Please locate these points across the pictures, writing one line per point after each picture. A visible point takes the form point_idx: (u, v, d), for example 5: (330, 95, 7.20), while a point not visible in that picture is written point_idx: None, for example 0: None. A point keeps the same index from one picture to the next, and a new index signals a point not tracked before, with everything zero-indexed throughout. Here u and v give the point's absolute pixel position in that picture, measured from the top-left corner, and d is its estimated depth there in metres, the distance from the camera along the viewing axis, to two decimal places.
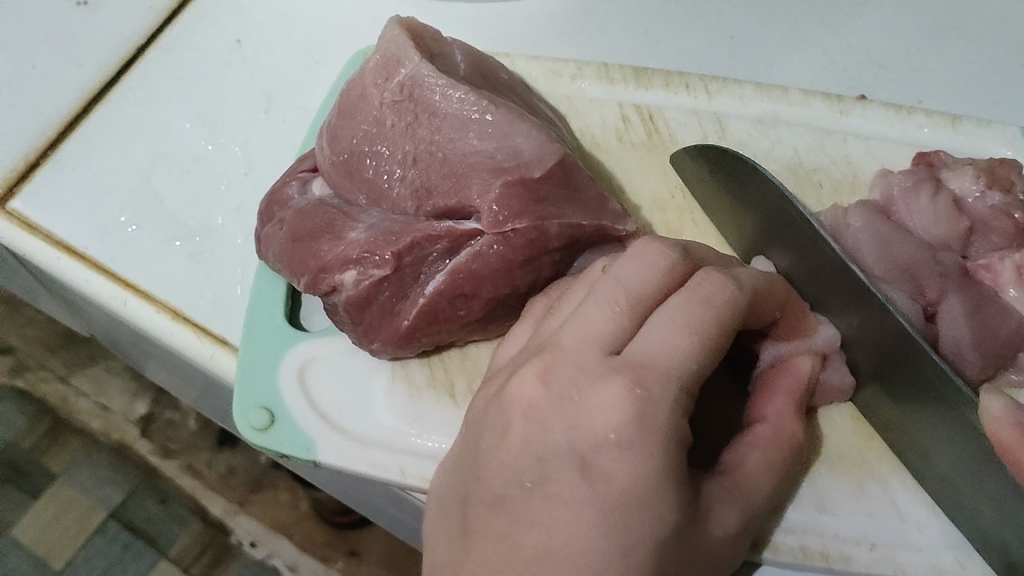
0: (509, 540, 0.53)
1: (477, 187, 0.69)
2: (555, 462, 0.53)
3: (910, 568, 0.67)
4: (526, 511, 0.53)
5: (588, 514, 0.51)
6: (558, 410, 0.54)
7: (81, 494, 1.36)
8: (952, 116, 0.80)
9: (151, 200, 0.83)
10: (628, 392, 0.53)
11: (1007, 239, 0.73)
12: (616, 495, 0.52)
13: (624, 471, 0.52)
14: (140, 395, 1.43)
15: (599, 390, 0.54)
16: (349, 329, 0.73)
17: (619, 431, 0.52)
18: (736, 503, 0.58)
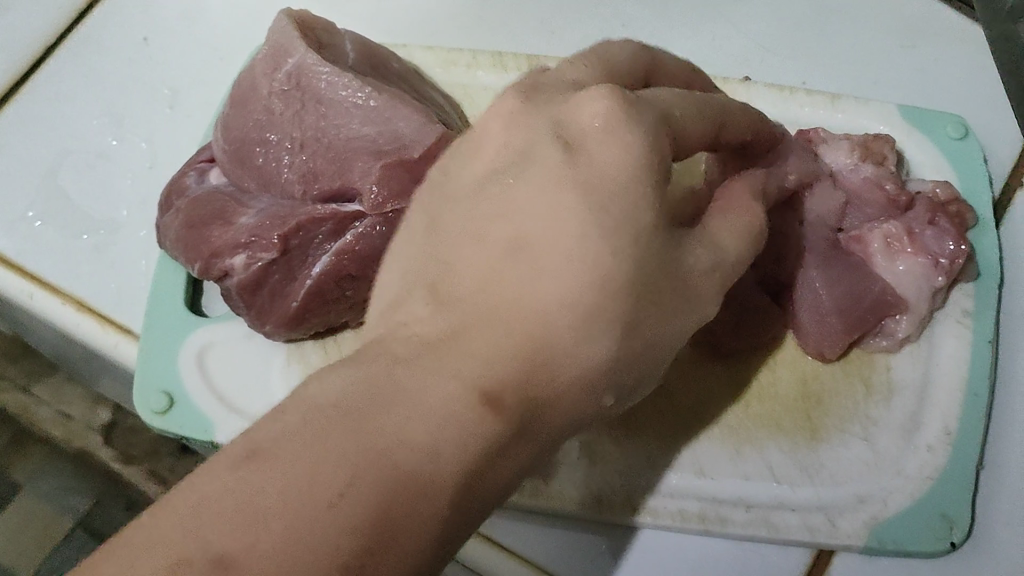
0: (364, 424, 0.41)
1: (360, 169, 0.72)
2: (465, 235, 0.47)
3: (784, 527, 0.70)
4: (405, 364, 0.44)
5: (487, 290, 0.46)
6: (484, 196, 0.48)
7: (46, 506, 1.35)
8: (832, 94, 0.83)
9: (59, 195, 0.85)
10: (589, 148, 0.46)
11: (881, 210, 0.76)
12: (527, 315, 0.45)
13: (539, 242, 0.45)
14: (99, 402, 1.36)
15: (528, 177, 0.46)
16: (243, 311, 0.75)
17: (545, 223, 0.45)
18: (692, 269, 0.49)
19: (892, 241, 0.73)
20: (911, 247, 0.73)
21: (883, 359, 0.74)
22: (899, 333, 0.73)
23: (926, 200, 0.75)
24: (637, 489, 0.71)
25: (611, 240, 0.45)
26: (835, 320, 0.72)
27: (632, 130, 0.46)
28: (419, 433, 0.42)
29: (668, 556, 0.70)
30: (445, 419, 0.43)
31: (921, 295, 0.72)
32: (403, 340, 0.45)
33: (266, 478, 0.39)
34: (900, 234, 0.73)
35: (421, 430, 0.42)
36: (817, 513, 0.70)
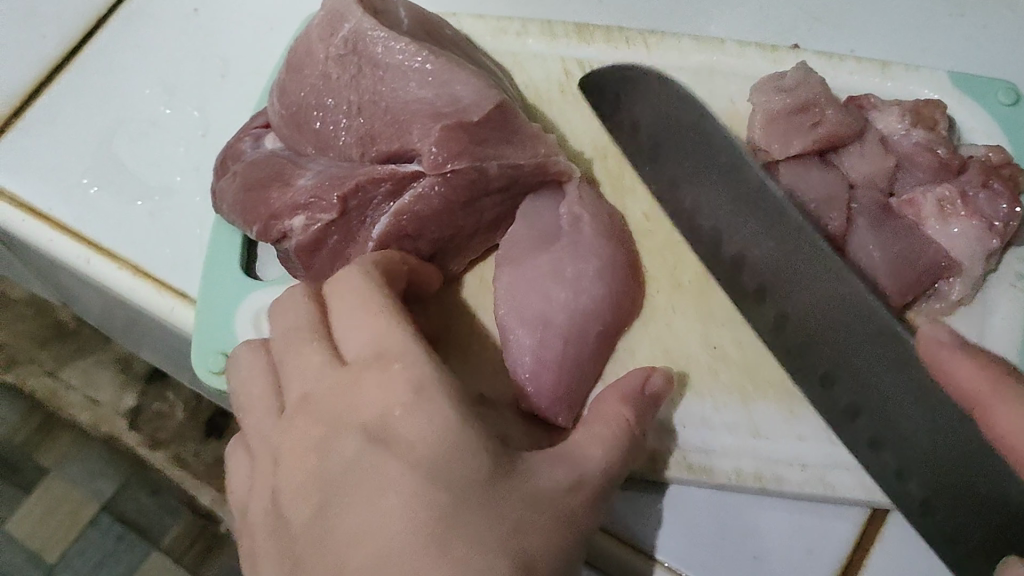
0: (347, 539, 0.54)
1: (417, 132, 0.72)
2: (344, 431, 0.58)
3: (840, 485, 0.70)
4: (344, 497, 0.55)
5: (399, 474, 0.54)
6: (345, 393, 0.60)
7: (73, 490, 1.30)
8: (882, 61, 0.83)
9: (113, 162, 0.86)
10: (408, 416, 0.57)
11: (932, 174, 0.76)
12: (437, 485, 0.54)
13: (417, 427, 0.56)
14: (127, 387, 1.40)
15: (366, 376, 0.60)
16: (301, 274, 0.77)
17: (401, 405, 0.57)
18: (559, 464, 0.58)
19: (946, 205, 0.74)
20: (964, 210, 0.73)
21: (935, 321, 0.74)
22: (953, 295, 0.73)
23: (979, 164, 0.75)
24: (693, 449, 0.72)
25: (454, 458, 0.55)
26: (886, 280, 0.73)
27: (437, 406, 0.57)
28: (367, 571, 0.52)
29: (720, 514, 0.71)
30: (450, 459, 0.55)
31: (975, 257, 0.72)
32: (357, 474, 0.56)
33: (349, 555, 0.53)
34: (954, 197, 0.74)
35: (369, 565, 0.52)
36: None
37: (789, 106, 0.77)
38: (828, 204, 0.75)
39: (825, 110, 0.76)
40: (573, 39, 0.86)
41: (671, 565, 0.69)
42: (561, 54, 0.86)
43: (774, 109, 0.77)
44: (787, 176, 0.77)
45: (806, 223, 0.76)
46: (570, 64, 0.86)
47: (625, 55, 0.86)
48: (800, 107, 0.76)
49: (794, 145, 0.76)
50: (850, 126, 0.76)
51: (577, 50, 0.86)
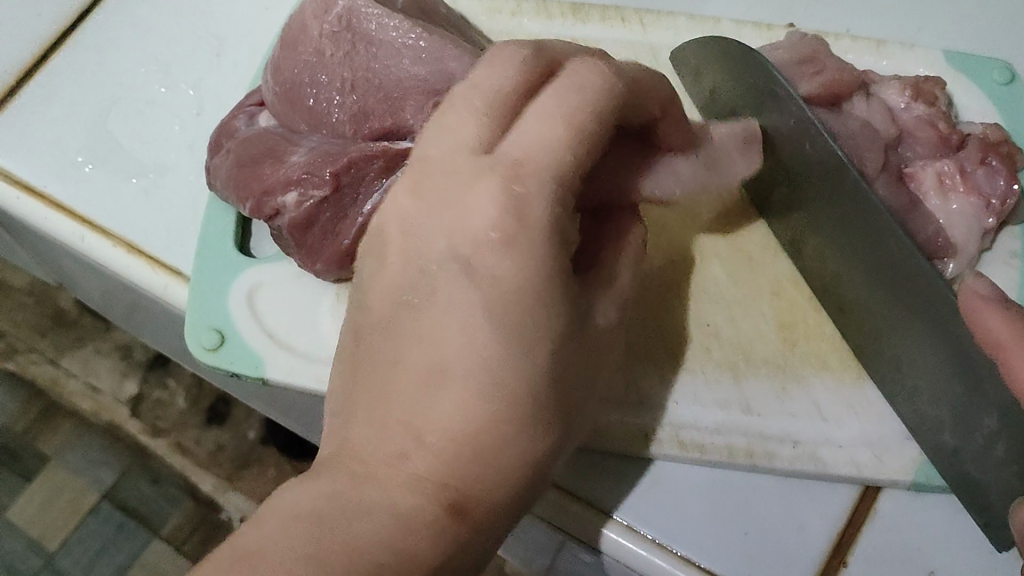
0: (420, 377, 0.55)
1: (411, 109, 0.73)
2: (433, 274, 0.56)
3: (832, 462, 0.70)
4: (419, 329, 0.56)
5: (477, 305, 0.54)
6: (437, 213, 0.57)
7: (74, 476, 1.44)
8: (876, 40, 0.83)
9: (108, 141, 0.86)
10: (501, 246, 0.55)
11: (932, 149, 0.77)
12: (511, 358, 0.54)
13: (508, 266, 0.54)
14: (128, 374, 1.50)
15: (477, 192, 0.56)
16: (294, 252, 0.76)
17: (496, 232, 0.55)
18: (615, 298, 0.63)
19: (945, 179, 0.74)
20: (963, 186, 0.74)
21: None
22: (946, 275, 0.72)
23: (977, 142, 0.76)
24: (685, 425, 0.72)
25: (536, 297, 0.55)
26: None
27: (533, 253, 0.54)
28: (448, 395, 0.53)
29: (717, 495, 0.70)
30: (532, 297, 0.55)
31: (970, 234, 0.72)
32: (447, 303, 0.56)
33: (407, 378, 0.55)
34: (953, 171, 0.74)
35: (450, 390, 0.53)
36: (863, 449, 0.71)
37: (792, 61, 0.78)
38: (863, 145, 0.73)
39: (826, 63, 0.77)
40: (568, 18, 0.86)
41: (662, 540, 0.68)
42: (556, 33, 0.86)
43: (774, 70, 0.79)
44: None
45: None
46: (565, 43, 0.86)
47: (620, 34, 0.86)
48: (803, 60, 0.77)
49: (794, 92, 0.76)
50: (850, 79, 0.76)
51: (572, 29, 0.86)
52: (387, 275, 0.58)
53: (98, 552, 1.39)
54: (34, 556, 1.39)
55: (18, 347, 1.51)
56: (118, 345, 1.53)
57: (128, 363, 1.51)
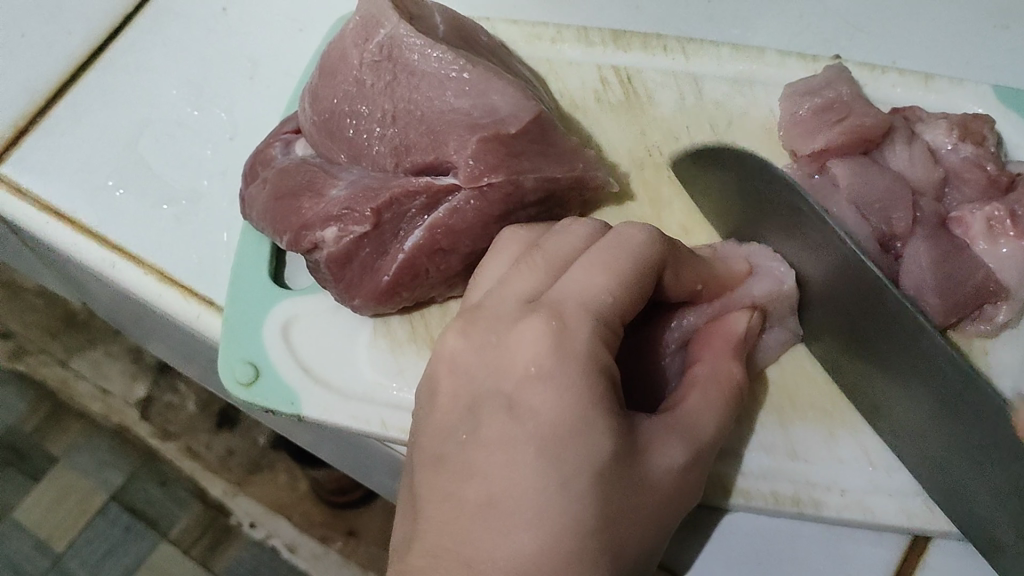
0: (455, 491, 0.54)
1: (455, 143, 0.71)
2: (483, 405, 0.56)
3: (880, 511, 0.68)
4: (463, 460, 0.55)
5: (519, 446, 0.53)
6: (481, 356, 0.58)
7: (82, 478, 1.47)
8: (925, 74, 0.81)
9: (138, 165, 0.85)
10: (536, 383, 0.54)
11: (980, 191, 0.75)
12: (567, 453, 0.52)
13: (546, 399, 0.54)
14: (138, 377, 1.52)
15: (519, 330, 0.57)
16: (331, 286, 0.74)
17: (536, 369, 0.54)
18: (680, 435, 0.58)
19: (994, 224, 0.72)
20: (1013, 230, 0.72)
21: (980, 345, 0.72)
22: (998, 318, 0.71)
23: None
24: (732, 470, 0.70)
25: (579, 484, 0.52)
26: (934, 299, 0.69)
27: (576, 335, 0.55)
28: (498, 524, 0.52)
29: (761, 543, 0.69)
30: (565, 425, 0.53)
31: (1022, 278, 0.70)
32: (500, 418, 0.55)
33: (470, 495, 0.54)
34: (1003, 216, 0.72)
35: (499, 521, 0.52)
36: (914, 498, 0.69)
37: (814, 109, 0.77)
38: (890, 205, 0.72)
39: (849, 107, 0.75)
40: (609, 45, 0.85)
41: None
42: (597, 61, 0.85)
43: (799, 115, 0.78)
44: (845, 174, 0.74)
45: (868, 223, 0.72)
46: (606, 71, 0.84)
47: (662, 63, 0.84)
48: (826, 106, 0.76)
49: (815, 141, 0.75)
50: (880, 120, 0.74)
51: (613, 57, 0.85)
52: (451, 343, 0.60)
53: (106, 554, 1.43)
54: (41, 555, 1.43)
55: (30, 348, 1.53)
56: (128, 348, 1.53)
57: (139, 365, 1.53)
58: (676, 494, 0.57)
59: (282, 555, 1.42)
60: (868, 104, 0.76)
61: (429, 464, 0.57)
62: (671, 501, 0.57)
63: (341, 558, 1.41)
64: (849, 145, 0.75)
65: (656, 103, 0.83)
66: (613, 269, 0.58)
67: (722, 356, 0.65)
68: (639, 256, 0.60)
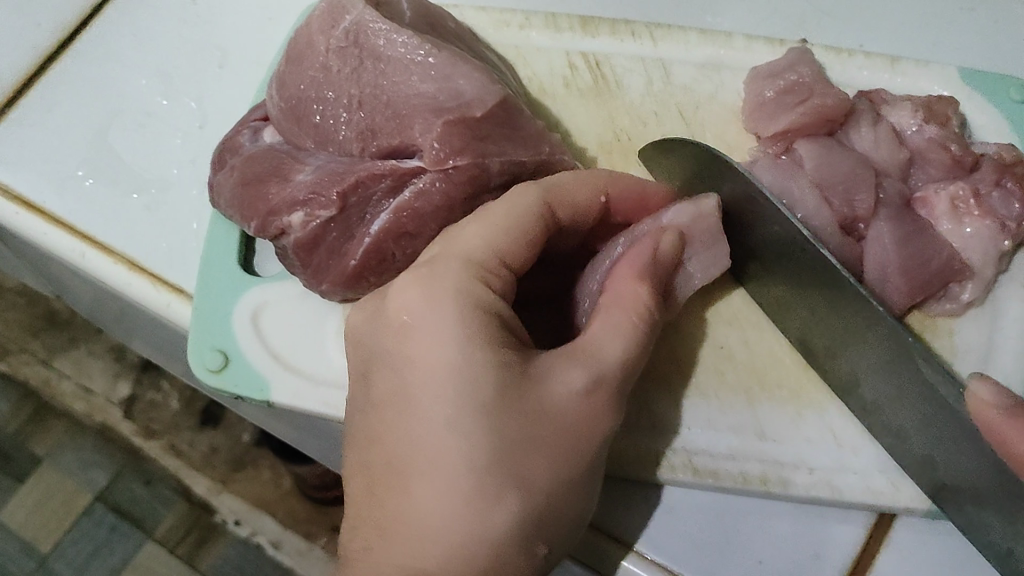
0: (372, 455, 0.59)
1: (420, 126, 0.71)
2: (376, 368, 0.61)
3: (848, 490, 0.69)
4: (375, 425, 0.59)
5: (414, 398, 0.58)
6: (371, 324, 0.62)
7: (67, 478, 1.48)
8: (890, 57, 0.82)
9: (108, 155, 0.85)
10: (420, 330, 0.59)
11: (944, 171, 0.75)
12: (452, 389, 0.56)
13: (423, 344, 0.58)
14: (121, 376, 1.53)
15: (397, 289, 0.61)
16: (299, 271, 0.74)
17: (410, 313, 0.60)
18: (578, 362, 0.59)
19: (959, 203, 0.73)
20: (977, 209, 0.72)
21: (945, 325, 0.73)
22: (964, 297, 0.72)
23: (992, 161, 0.74)
24: (698, 450, 0.71)
25: (475, 421, 0.56)
26: (899, 278, 0.70)
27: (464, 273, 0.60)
28: (416, 478, 0.56)
29: (731, 523, 0.69)
30: (444, 368, 0.57)
31: (986, 258, 0.71)
32: (387, 373, 0.60)
33: (380, 457, 0.58)
34: (967, 196, 0.73)
35: (416, 475, 0.56)
36: (879, 476, 0.69)
37: (776, 91, 0.77)
38: (854, 186, 0.72)
39: (811, 87, 0.76)
40: (577, 32, 0.85)
41: (675, 566, 0.67)
42: (566, 47, 0.85)
43: (763, 99, 0.78)
44: (810, 157, 0.74)
45: (833, 206, 0.72)
46: (575, 56, 0.85)
47: (630, 48, 0.84)
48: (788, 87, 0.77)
49: (777, 124, 0.76)
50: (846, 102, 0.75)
51: (581, 43, 0.85)
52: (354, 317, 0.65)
53: (91, 555, 1.43)
54: (26, 557, 1.43)
55: (11, 348, 1.53)
56: (110, 346, 1.54)
57: (121, 363, 1.54)
58: (593, 418, 0.58)
59: (267, 552, 1.43)
60: (833, 86, 0.76)
61: (351, 441, 0.61)
62: (586, 424, 0.58)
63: (324, 554, 1.41)
64: (812, 126, 0.75)
65: (624, 87, 0.83)
66: (490, 221, 0.62)
67: (626, 279, 0.63)
68: (515, 204, 0.63)
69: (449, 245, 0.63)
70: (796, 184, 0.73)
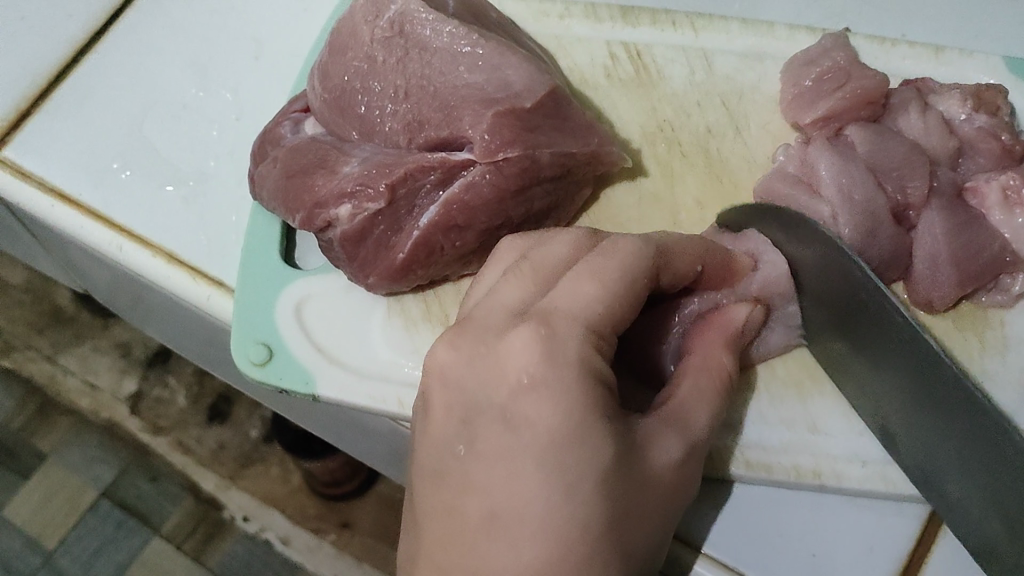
0: (454, 507, 0.54)
1: (469, 118, 0.70)
2: (478, 418, 0.55)
3: (901, 483, 0.68)
4: (463, 474, 0.54)
5: (519, 457, 0.52)
6: (472, 366, 0.56)
7: (72, 475, 1.47)
8: (935, 47, 0.81)
9: (143, 147, 0.84)
10: (531, 392, 0.53)
11: (995, 161, 0.75)
12: (568, 461, 0.51)
13: (541, 411, 0.52)
14: (128, 372, 1.52)
15: (508, 339, 0.55)
16: (346, 265, 0.73)
17: (528, 375, 0.53)
18: (676, 430, 0.57)
19: (1010, 193, 0.72)
20: None
21: (996, 315, 0.72)
22: (1015, 288, 0.72)
23: None
24: (751, 444, 0.70)
25: (580, 493, 0.51)
26: (949, 268, 0.70)
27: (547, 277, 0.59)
28: (506, 540, 0.51)
29: (782, 517, 0.69)
30: (565, 438, 0.51)
31: None
32: (495, 428, 0.54)
33: (471, 509, 0.53)
34: (1019, 185, 0.72)
35: (506, 537, 0.52)
36: None
37: (815, 80, 0.77)
38: (908, 174, 0.72)
39: (849, 73, 0.75)
40: (618, 21, 0.84)
41: (727, 561, 0.67)
42: (607, 37, 0.84)
43: (803, 86, 0.78)
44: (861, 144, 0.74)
45: (886, 192, 0.72)
46: (616, 47, 0.84)
47: (671, 38, 0.84)
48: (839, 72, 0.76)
49: (818, 110, 0.76)
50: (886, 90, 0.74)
51: (623, 33, 0.84)
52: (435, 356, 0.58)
53: (98, 551, 1.42)
54: (33, 554, 1.42)
55: (16, 343, 1.54)
56: (116, 343, 1.53)
57: (128, 360, 1.53)
58: (678, 487, 0.56)
59: (276, 547, 1.41)
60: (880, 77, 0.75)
61: (429, 477, 0.56)
62: (670, 496, 0.56)
63: (336, 550, 1.41)
64: (853, 109, 0.75)
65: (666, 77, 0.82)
66: (602, 278, 0.57)
67: (717, 350, 0.63)
68: (631, 262, 0.58)
69: (548, 299, 0.57)
70: (855, 168, 0.71)
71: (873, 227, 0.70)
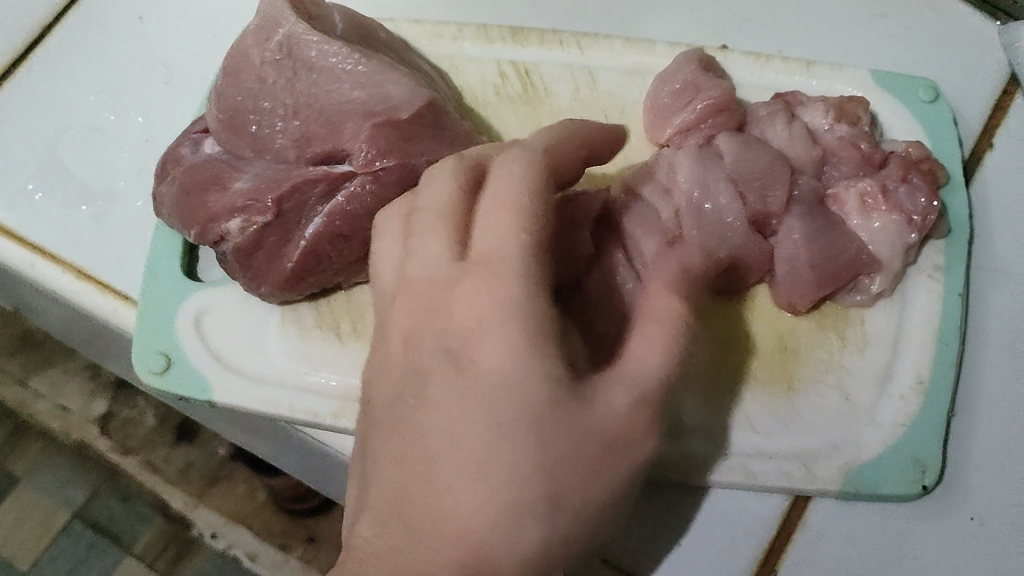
0: (411, 423, 0.56)
1: (350, 129, 0.75)
2: (439, 281, 0.58)
3: (764, 474, 0.72)
4: (450, 343, 0.56)
5: (484, 301, 0.55)
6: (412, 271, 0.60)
7: (42, 497, 1.50)
8: (806, 61, 0.85)
9: (58, 170, 0.88)
10: (487, 222, 0.58)
11: (855, 168, 0.78)
12: (499, 292, 0.55)
13: (488, 229, 0.58)
14: (96, 394, 1.51)
15: (429, 239, 0.60)
16: (241, 275, 0.76)
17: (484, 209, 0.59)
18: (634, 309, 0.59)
19: (867, 198, 0.76)
20: (885, 204, 0.76)
21: (857, 314, 0.77)
22: (873, 288, 0.76)
23: (898, 159, 0.77)
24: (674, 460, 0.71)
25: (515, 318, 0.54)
26: (809, 272, 0.74)
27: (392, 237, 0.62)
28: (487, 408, 0.53)
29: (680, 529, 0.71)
30: (502, 252, 0.57)
31: (893, 251, 0.74)
32: (442, 311, 0.58)
33: (439, 395, 0.56)
34: (875, 191, 0.76)
35: (492, 397, 0.53)
36: (794, 460, 0.72)
37: (672, 93, 0.81)
38: (768, 183, 0.75)
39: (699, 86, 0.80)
40: (507, 42, 0.88)
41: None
42: (496, 57, 0.88)
43: (660, 103, 0.82)
44: (729, 153, 0.77)
45: (747, 202, 0.75)
46: (505, 65, 0.88)
47: (559, 57, 0.87)
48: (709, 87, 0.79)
49: (675, 123, 0.80)
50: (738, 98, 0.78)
51: (511, 53, 0.88)
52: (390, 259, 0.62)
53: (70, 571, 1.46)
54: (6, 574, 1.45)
55: None
56: (85, 364, 1.53)
57: (96, 381, 1.52)
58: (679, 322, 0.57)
59: (244, 565, 1.41)
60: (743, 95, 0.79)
61: (384, 430, 0.58)
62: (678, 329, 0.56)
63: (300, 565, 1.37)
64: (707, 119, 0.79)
65: (552, 94, 0.86)
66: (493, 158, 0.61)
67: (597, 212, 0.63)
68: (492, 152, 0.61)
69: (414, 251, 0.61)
70: (713, 177, 0.75)
71: (722, 232, 0.74)
